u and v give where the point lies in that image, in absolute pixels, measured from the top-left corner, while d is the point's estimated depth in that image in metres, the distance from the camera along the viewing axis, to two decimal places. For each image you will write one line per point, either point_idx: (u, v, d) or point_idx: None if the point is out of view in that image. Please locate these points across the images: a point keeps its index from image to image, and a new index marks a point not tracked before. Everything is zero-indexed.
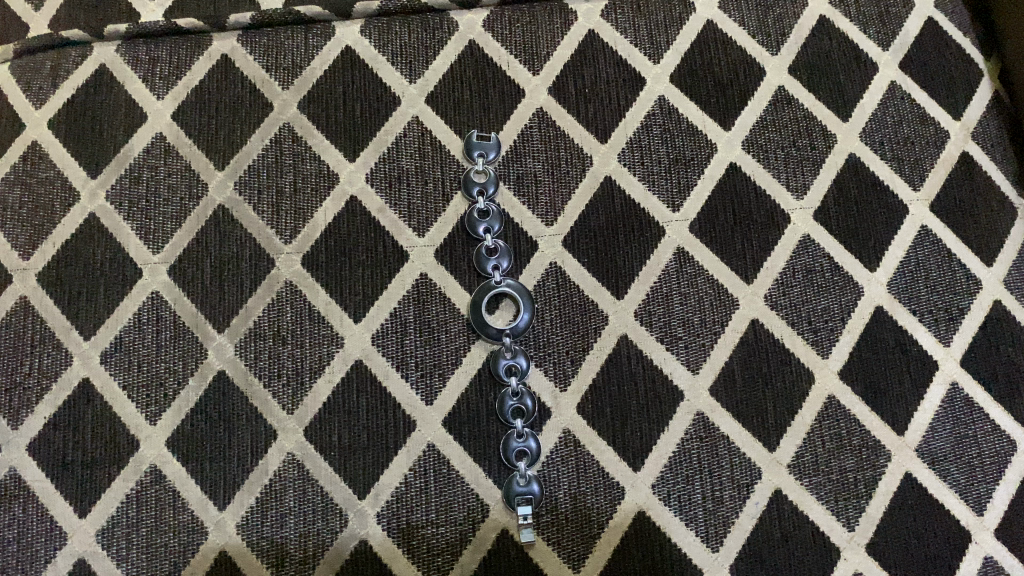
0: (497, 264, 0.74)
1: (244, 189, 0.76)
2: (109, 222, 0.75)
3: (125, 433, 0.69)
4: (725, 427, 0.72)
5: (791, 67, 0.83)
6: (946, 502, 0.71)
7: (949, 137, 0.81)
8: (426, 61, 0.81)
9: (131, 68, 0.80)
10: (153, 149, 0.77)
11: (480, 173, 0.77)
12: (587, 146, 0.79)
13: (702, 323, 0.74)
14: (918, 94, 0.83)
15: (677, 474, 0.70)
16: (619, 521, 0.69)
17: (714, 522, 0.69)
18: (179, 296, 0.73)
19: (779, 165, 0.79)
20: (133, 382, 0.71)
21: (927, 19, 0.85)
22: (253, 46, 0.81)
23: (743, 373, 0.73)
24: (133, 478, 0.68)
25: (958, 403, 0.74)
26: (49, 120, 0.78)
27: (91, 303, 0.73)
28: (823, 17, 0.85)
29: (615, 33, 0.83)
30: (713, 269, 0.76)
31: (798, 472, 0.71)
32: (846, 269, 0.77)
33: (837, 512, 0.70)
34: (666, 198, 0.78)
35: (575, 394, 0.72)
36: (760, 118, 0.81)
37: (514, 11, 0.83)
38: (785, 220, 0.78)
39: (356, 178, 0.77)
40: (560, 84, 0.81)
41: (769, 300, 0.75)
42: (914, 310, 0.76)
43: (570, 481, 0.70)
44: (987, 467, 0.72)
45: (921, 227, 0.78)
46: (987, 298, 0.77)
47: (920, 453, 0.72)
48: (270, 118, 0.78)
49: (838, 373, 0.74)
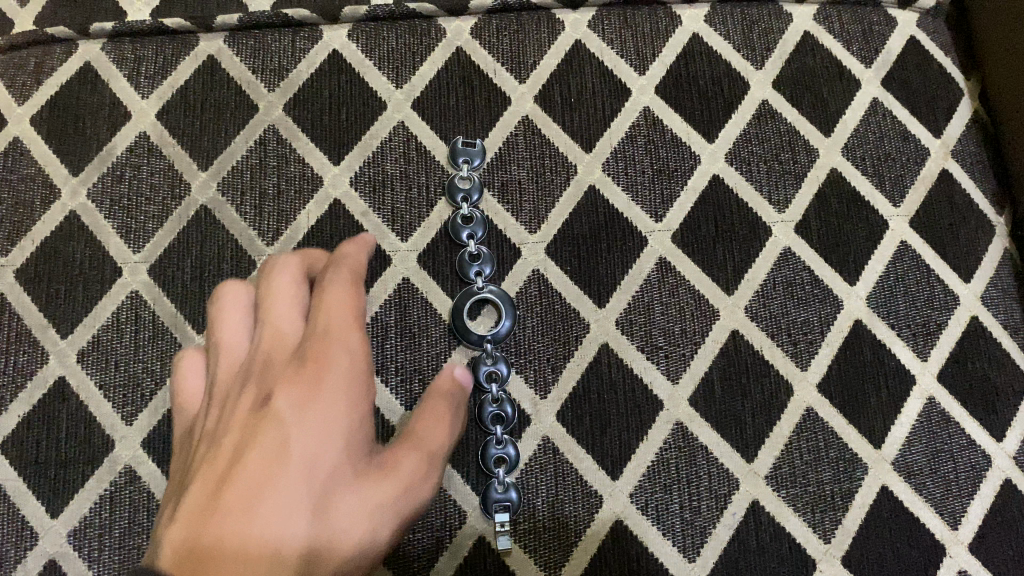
0: (480, 270, 0.74)
1: (227, 190, 0.76)
2: (90, 220, 0.75)
3: (100, 433, 0.69)
4: (704, 437, 0.72)
5: (774, 81, 0.83)
6: (921, 515, 0.72)
7: (929, 154, 0.82)
8: (413, 67, 0.81)
9: (117, 66, 0.79)
10: (136, 148, 0.77)
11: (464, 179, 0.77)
12: (572, 155, 0.79)
13: (683, 333, 0.75)
14: (900, 111, 0.84)
15: (655, 483, 0.70)
16: (596, 529, 0.69)
17: (691, 532, 0.69)
18: (159, 296, 0.73)
19: (762, 177, 0.80)
20: (110, 382, 0.70)
21: (909, 38, 0.86)
22: (239, 47, 0.81)
23: (723, 384, 0.74)
24: (107, 479, 0.68)
25: (934, 417, 0.74)
26: (32, 116, 0.78)
27: (69, 301, 0.72)
28: (808, 33, 0.85)
29: (601, 43, 0.83)
30: (695, 279, 0.76)
31: (775, 484, 0.71)
32: (826, 282, 0.77)
33: (814, 524, 0.70)
34: (649, 208, 0.78)
35: (555, 401, 0.72)
36: (743, 131, 0.81)
37: (502, 19, 0.83)
38: (766, 233, 0.78)
39: (340, 181, 0.77)
40: (546, 93, 0.81)
41: (749, 311, 0.76)
42: (893, 324, 0.77)
43: (548, 488, 0.70)
44: (963, 482, 0.73)
45: (901, 242, 0.79)
46: (965, 313, 0.77)
47: (896, 466, 0.73)
48: (255, 119, 0.78)
49: (817, 386, 0.74)
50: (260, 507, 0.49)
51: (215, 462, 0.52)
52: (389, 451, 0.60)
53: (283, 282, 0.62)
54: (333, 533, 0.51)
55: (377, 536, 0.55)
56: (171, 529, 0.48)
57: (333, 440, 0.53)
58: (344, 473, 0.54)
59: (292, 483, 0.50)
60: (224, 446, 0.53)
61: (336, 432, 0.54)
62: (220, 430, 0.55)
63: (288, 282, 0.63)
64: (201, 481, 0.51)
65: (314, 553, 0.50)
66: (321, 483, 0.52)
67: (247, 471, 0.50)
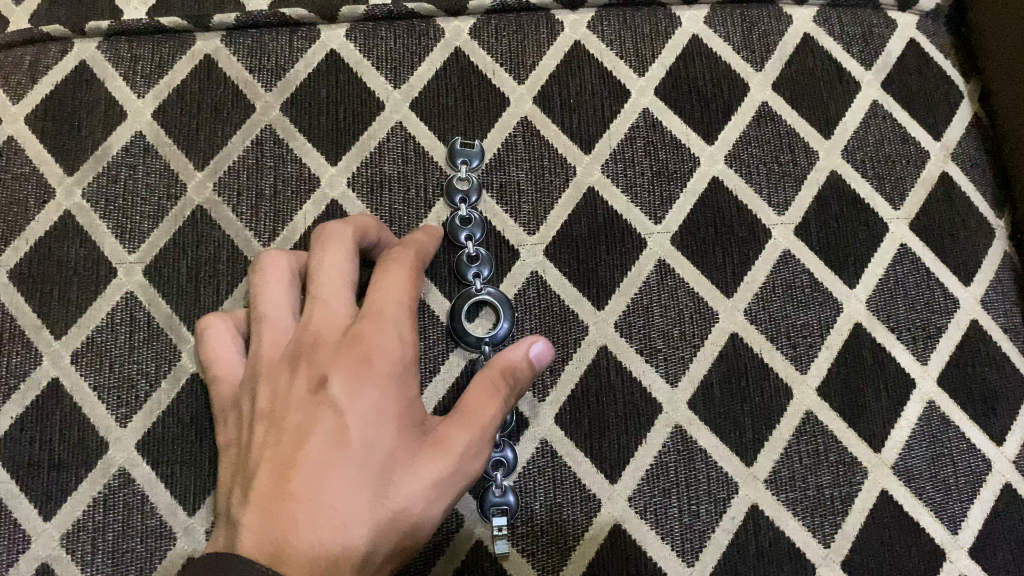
0: (478, 272, 0.74)
1: (223, 190, 0.75)
2: (85, 220, 0.74)
3: (94, 435, 0.68)
4: (703, 440, 0.71)
5: (774, 83, 0.83)
6: (921, 520, 0.71)
7: (929, 157, 0.82)
8: (411, 68, 0.81)
9: (112, 65, 0.79)
10: (132, 148, 0.77)
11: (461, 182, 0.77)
12: (570, 156, 0.79)
13: (682, 336, 0.74)
14: (900, 113, 0.83)
15: (654, 487, 0.70)
16: (594, 533, 0.68)
17: (690, 536, 0.69)
18: (154, 296, 0.72)
19: (762, 179, 0.80)
20: (104, 384, 0.69)
21: (908, 41, 0.86)
22: (236, 47, 0.80)
23: (722, 387, 0.73)
24: (100, 482, 0.67)
25: (934, 421, 0.74)
26: (27, 115, 0.77)
27: (63, 302, 0.72)
28: (807, 35, 0.85)
29: (600, 44, 0.83)
30: (694, 282, 0.76)
31: (774, 488, 0.71)
32: (826, 285, 0.77)
33: (813, 528, 0.70)
34: (648, 210, 0.78)
35: (554, 404, 0.71)
36: (743, 133, 0.81)
37: (500, 19, 0.83)
38: (766, 235, 0.78)
39: (337, 182, 0.76)
40: (545, 94, 0.81)
41: (749, 314, 0.75)
42: (892, 328, 0.76)
43: (546, 492, 0.69)
44: (963, 486, 0.72)
45: (901, 245, 0.79)
46: (965, 317, 0.77)
47: (896, 470, 0.72)
48: (252, 119, 0.78)
49: (816, 389, 0.74)
50: (324, 500, 0.48)
51: (274, 448, 0.50)
52: (445, 420, 0.55)
53: (335, 254, 0.58)
54: (397, 514, 0.50)
55: (438, 510, 0.53)
56: (242, 514, 0.48)
57: (387, 421, 0.51)
58: (403, 451, 0.52)
59: (351, 473, 0.49)
60: (281, 427, 0.51)
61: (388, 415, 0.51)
62: (274, 410, 0.53)
63: (339, 253, 0.58)
64: (265, 466, 0.50)
65: (378, 539, 0.49)
66: (380, 469, 0.50)
67: (308, 462, 0.49)
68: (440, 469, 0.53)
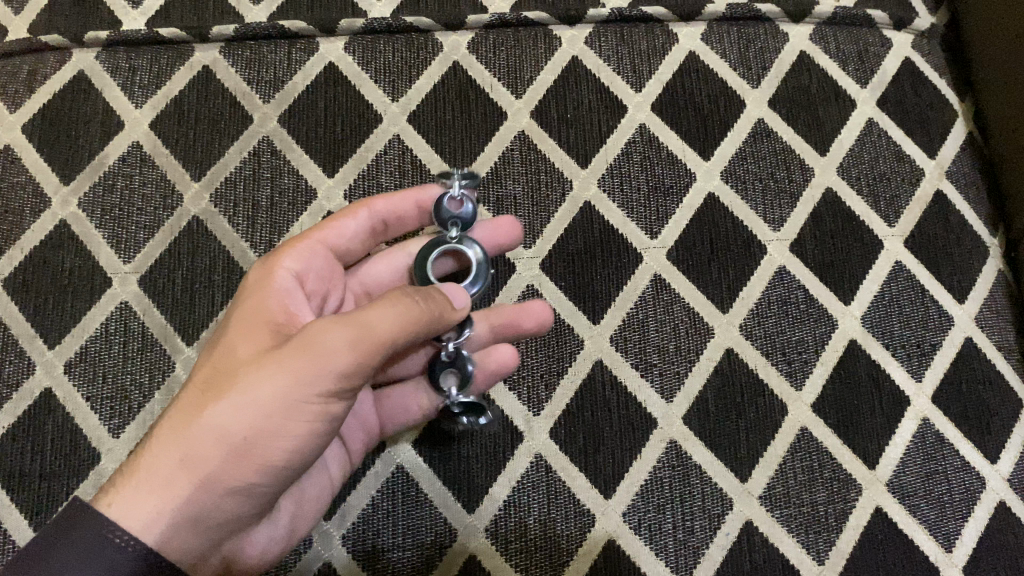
0: (457, 220, 0.67)
1: (220, 201, 0.75)
2: (81, 229, 0.74)
3: (85, 446, 0.68)
4: (698, 456, 0.71)
5: (770, 100, 0.84)
6: (915, 538, 0.71)
7: (923, 175, 0.83)
8: (410, 81, 0.81)
9: (111, 75, 0.79)
10: (129, 157, 0.77)
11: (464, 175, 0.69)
12: (568, 171, 0.79)
13: (677, 351, 0.74)
14: (895, 131, 0.84)
15: (648, 502, 0.69)
16: (588, 549, 0.68)
17: (684, 553, 0.69)
18: (149, 307, 0.72)
19: (758, 196, 0.80)
20: (97, 395, 0.69)
21: (904, 60, 0.87)
22: (235, 58, 0.80)
23: (717, 403, 0.73)
24: (91, 492, 0.66)
25: (928, 438, 0.74)
26: (25, 124, 0.77)
27: (58, 311, 0.71)
28: (804, 53, 0.86)
29: (598, 60, 0.83)
30: (690, 297, 0.76)
31: (768, 504, 0.71)
32: (821, 302, 0.77)
33: (808, 545, 0.70)
34: (644, 225, 0.78)
35: (548, 418, 0.71)
36: (739, 149, 0.82)
37: (498, 34, 0.83)
38: (761, 251, 0.78)
39: (334, 194, 0.76)
40: (543, 108, 0.81)
41: (744, 330, 0.75)
42: (887, 344, 0.76)
43: (540, 506, 0.69)
44: (957, 504, 0.72)
45: (895, 261, 0.79)
46: (959, 334, 0.77)
47: (890, 487, 0.72)
48: (250, 130, 0.78)
49: (811, 405, 0.74)
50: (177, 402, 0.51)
51: None
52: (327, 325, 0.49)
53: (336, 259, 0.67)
54: (230, 406, 0.48)
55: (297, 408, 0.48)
56: None
57: (252, 331, 0.53)
58: (256, 351, 0.50)
59: (201, 375, 0.51)
60: None
61: (250, 331, 0.52)
62: None
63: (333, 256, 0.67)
64: None
65: (205, 432, 0.47)
66: (229, 367, 0.50)
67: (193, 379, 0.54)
68: (285, 364, 0.48)
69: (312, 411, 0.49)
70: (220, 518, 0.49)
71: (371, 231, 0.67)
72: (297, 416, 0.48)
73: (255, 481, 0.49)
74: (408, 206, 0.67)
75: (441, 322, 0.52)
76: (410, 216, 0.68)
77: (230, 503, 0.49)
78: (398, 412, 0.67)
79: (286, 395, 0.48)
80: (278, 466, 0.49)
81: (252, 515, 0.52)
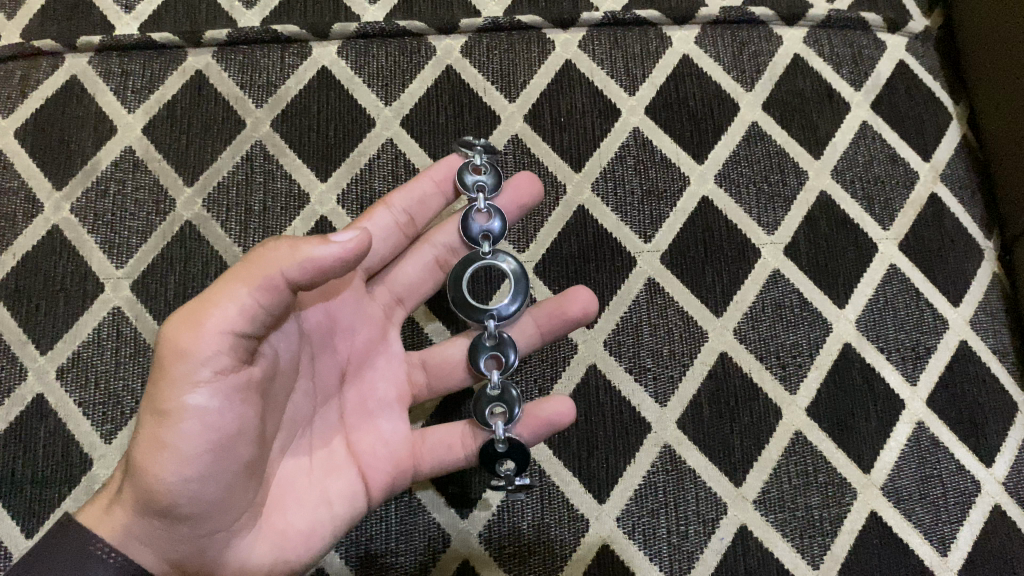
0: (486, 231, 0.67)
1: (212, 206, 0.75)
2: (73, 234, 0.74)
3: (78, 451, 0.67)
4: (692, 460, 0.71)
5: (764, 103, 0.84)
6: (910, 542, 0.71)
7: (918, 179, 0.83)
8: (403, 85, 0.81)
9: (103, 80, 0.79)
10: (121, 162, 0.76)
11: (478, 179, 0.68)
12: (562, 174, 0.79)
13: (671, 354, 0.74)
14: (889, 134, 0.84)
15: (642, 507, 0.69)
16: (582, 554, 0.68)
17: (678, 558, 0.68)
18: (141, 312, 0.72)
19: (752, 199, 0.80)
20: (89, 400, 0.69)
21: (897, 63, 0.87)
22: (228, 63, 0.80)
23: (711, 407, 0.73)
24: (84, 498, 0.66)
25: (923, 442, 0.74)
26: (17, 130, 0.77)
27: (49, 316, 0.71)
28: (797, 56, 0.86)
29: (591, 63, 0.83)
30: (684, 300, 0.76)
31: (763, 508, 0.70)
32: (815, 305, 0.77)
33: (802, 550, 0.70)
34: (639, 228, 0.78)
35: None
36: (733, 152, 0.81)
37: (492, 37, 0.83)
38: (755, 254, 0.78)
39: (327, 199, 0.76)
40: (536, 112, 0.81)
41: (738, 333, 0.75)
42: (882, 347, 0.76)
43: (534, 511, 0.69)
44: (952, 507, 0.72)
45: (890, 265, 0.79)
46: (954, 338, 0.77)
47: (886, 491, 0.72)
48: (243, 135, 0.78)
49: (805, 409, 0.74)
50: None
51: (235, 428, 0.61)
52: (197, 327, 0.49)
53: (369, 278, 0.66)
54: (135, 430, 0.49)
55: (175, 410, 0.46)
56: None
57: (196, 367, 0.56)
58: None
59: None
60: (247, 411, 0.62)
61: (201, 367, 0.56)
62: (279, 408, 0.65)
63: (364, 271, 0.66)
64: None
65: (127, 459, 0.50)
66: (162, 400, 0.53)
67: None
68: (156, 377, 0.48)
69: (184, 413, 0.46)
70: (165, 535, 0.49)
71: (399, 231, 0.65)
72: (169, 423, 0.46)
73: (168, 499, 0.47)
74: (424, 187, 0.66)
75: (280, 273, 0.47)
76: (433, 199, 0.67)
77: (161, 521, 0.48)
78: (432, 446, 0.62)
79: (156, 405, 0.47)
80: (178, 477, 0.47)
81: (209, 534, 0.50)
